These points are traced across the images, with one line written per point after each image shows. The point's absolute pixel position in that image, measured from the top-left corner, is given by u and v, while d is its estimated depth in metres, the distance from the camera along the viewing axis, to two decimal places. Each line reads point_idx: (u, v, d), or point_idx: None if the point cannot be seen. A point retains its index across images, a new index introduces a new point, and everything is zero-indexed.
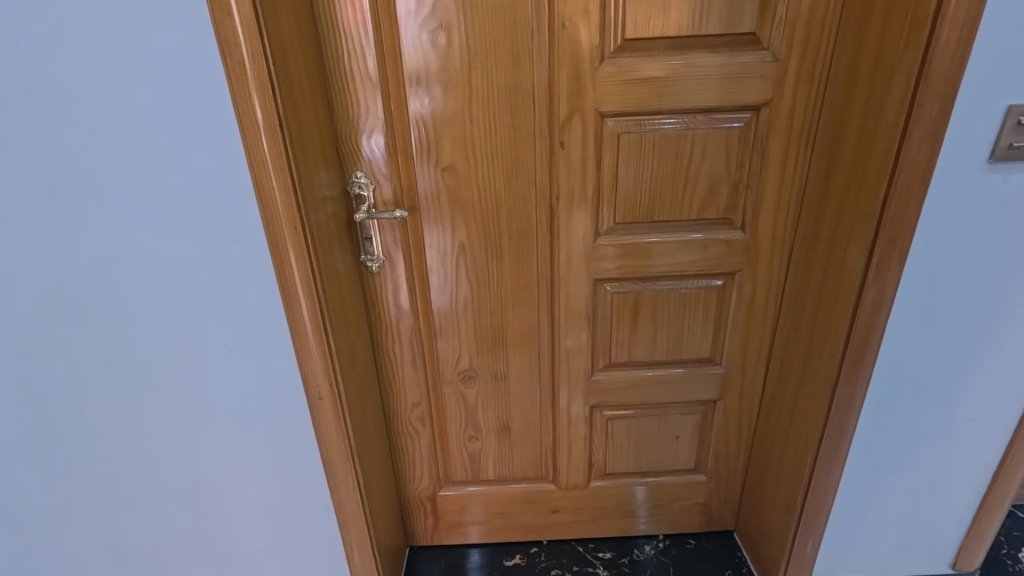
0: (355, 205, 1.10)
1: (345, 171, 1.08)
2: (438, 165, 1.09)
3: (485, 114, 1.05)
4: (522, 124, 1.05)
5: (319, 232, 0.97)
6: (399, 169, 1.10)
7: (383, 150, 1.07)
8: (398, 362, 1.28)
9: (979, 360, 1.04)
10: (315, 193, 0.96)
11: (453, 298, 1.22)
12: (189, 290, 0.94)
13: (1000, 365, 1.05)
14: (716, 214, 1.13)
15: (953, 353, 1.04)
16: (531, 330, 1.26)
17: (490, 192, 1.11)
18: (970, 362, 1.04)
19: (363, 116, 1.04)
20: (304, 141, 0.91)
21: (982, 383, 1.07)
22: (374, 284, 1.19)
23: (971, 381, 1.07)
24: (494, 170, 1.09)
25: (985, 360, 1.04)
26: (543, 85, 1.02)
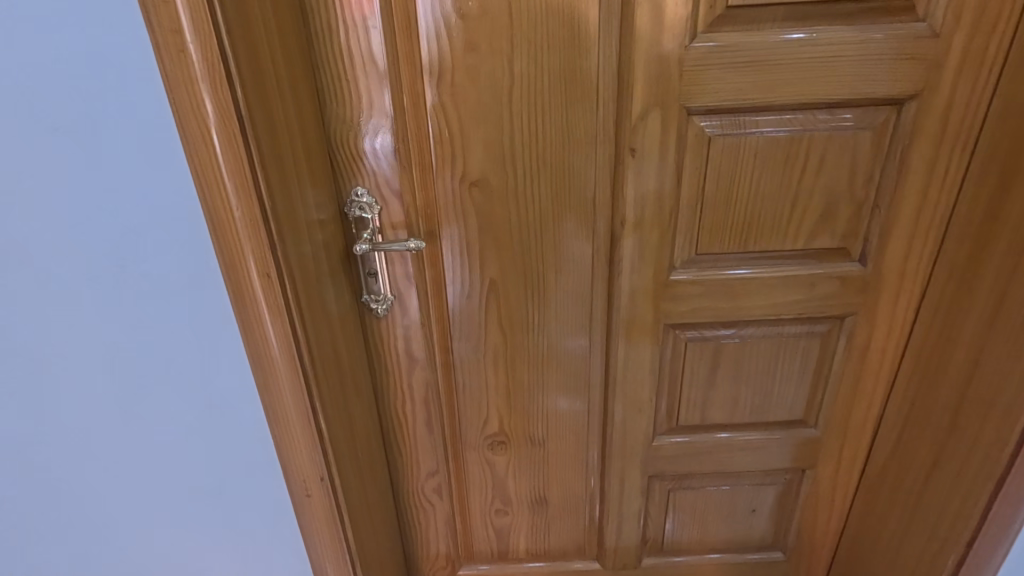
0: (356, 231, 0.83)
1: (340, 185, 0.81)
2: (464, 178, 0.82)
3: (531, 111, 0.77)
4: (582, 125, 0.78)
5: (305, 276, 0.70)
6: (411, 183, 0.82)
7: (392, 158, 0.80)
8: (409, 424, 1.01)
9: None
10: (301, 222, 0.68)
11: (480, 347, 0.95)
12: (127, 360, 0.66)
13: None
14: (831, 243, 0.86)
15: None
16: (579, 385, 0.99)
17: (533, 214, 0.84)
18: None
19: (366, 113, 0.77)
20: (285, 150, 0.64)
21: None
22: (379, 331, 0.93)
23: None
24: (539, 186, 0.82)
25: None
26: (612, 71, 0.75)
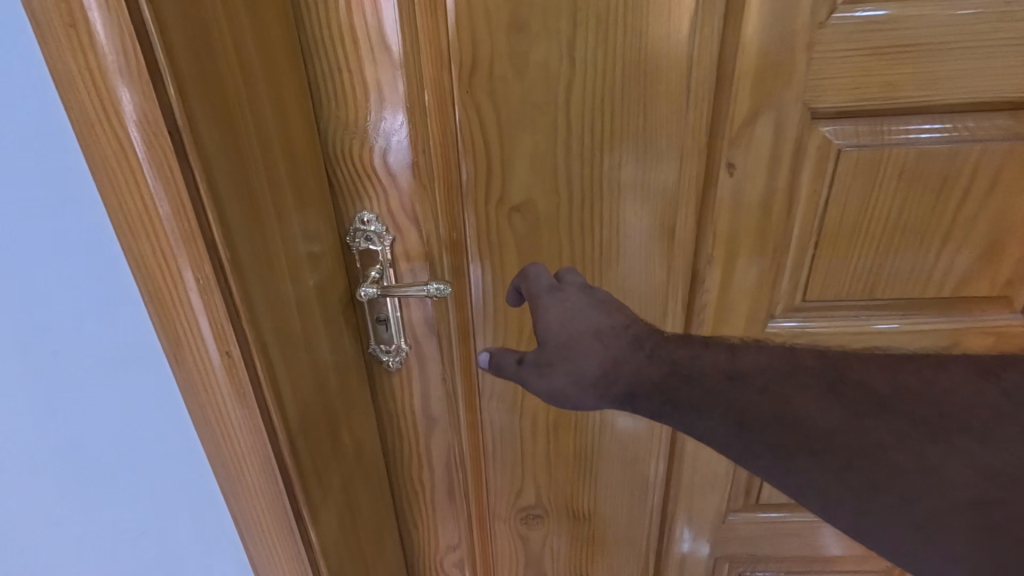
0: (360, 268, 0.64)
1: (340, 209, 0.62)
2: (503, 202, 0.62)
3: (598, 113, 0.57)
4: (666, 134, 0.57)
5: (294, 344, 0.51)
6: (434, 207, 0.62)
7: (409, 172, 0.60)
8: (425, 494, 0.83)
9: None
10: (286, 271, 0.49)
11: (515, 405, 0.78)
12: (50, 446, 0.46)
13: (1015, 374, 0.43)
14: (987, 291, 0.64)
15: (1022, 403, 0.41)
16: (636, 447, 0.81)
17: (592, 248, 0.64)
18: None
19: (375, 111, 0.57)
20: (259, 174, 0.45)
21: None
22: (390, 387, 0.74)
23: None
24: (601, 212, 0.62)
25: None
26: (712, 59, 0.54)
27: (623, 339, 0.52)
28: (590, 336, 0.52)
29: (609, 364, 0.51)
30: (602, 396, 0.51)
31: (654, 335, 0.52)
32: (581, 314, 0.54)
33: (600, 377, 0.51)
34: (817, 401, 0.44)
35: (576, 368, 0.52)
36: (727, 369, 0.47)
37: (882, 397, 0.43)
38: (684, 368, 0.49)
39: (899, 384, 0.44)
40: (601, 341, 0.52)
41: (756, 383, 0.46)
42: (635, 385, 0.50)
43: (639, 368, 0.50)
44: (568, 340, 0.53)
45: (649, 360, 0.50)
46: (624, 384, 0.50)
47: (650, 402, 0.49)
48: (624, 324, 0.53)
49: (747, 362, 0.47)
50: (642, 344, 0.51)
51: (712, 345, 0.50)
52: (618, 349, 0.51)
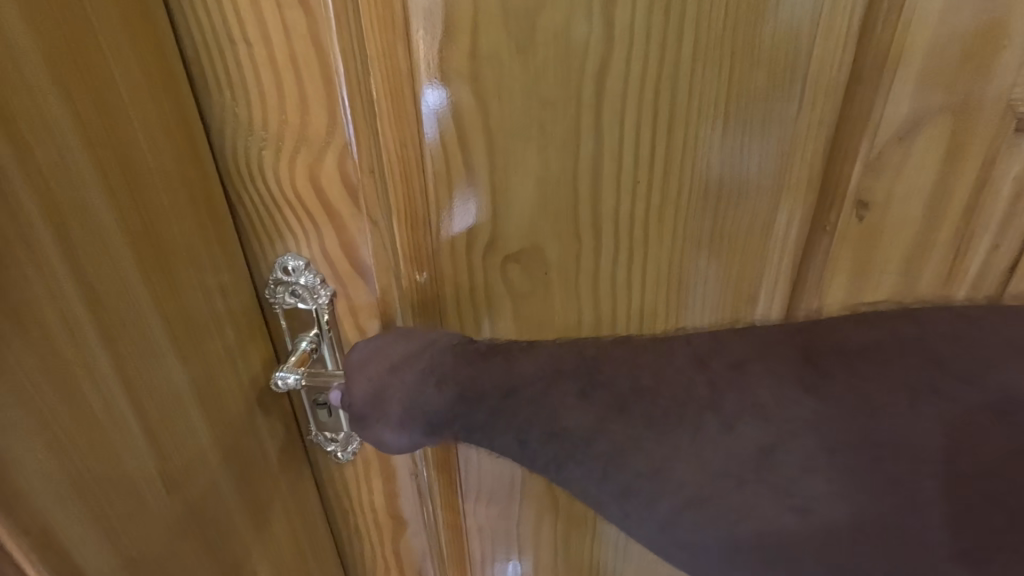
0: (286, 335, 0.44)
1: (255, 251, 0.41)
2: (495, 248, 0.40)
3: (649, 118, 0.35)
4: (755, 154, 0.35)
5: (130, 491, 0.31)
6: (393, 249, 0.40)
7: (354, 194, 0.38)
8: None
9: (837, 323, 0.34)
10: (108, 379, 0.30)
11: (510, 508, 0.58)
12: None
13: (762, 351, 0.33)
14: None
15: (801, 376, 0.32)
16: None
17: (631, 316, 0.42)
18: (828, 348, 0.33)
19: (294, 107, 0.36)
20: (20, 222, 0.25)
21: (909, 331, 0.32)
22: (340, 489, 0.54)
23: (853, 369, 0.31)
24: (646, 267, 0.40)
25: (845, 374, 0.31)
26: (850, 30, 0.32)
27: (417, 369, 0.37)
28: (389, 379, 0.38)
29: (408, 405, 0.37)
30: (411, 438, 0.38)
31: (454, 351, 0.37)
32: (386, 355, 0.39)
33: (402, 418, 0.37)
34: (572, 408, 0.33)
35: (383, 420, 0.38)
36: (504, 380, 0.35)
37: (622, 397, 0.33)
38: (470, 384, 0.35)
39: (634, 378, 0.33)
40: (400, 378, 0.38)
41: (528, 396, 0.34)
42: (434, 421, 0.37)
43: (425, 395, 0.36)
44: (368, 391, 0.38)
45: (434, 387, 0.36)
46: (423, 418, 0.37)
47: (450, 432, 0.37)
48: (428, 345, 0.38)
49: (522, 370, 0.35)
50: (436, 370, 0.37)
51: (495, 352, 0.37)
52: (410, 380, 0.37)
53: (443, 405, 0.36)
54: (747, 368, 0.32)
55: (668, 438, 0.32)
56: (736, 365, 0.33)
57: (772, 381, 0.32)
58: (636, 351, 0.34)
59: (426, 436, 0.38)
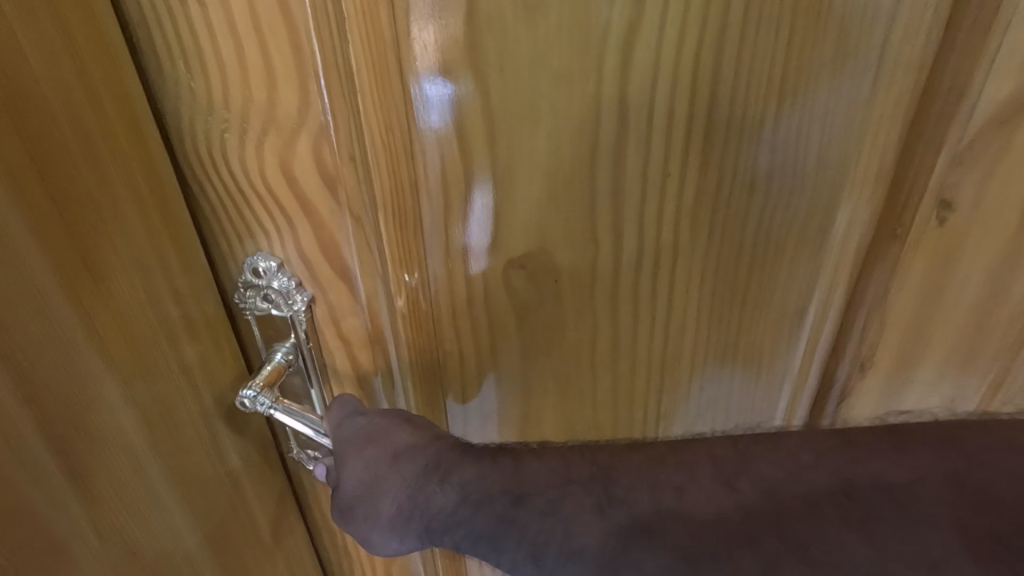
0: (261, 343, 0.38)
1: (220, 251, 0.35)
2: (496, 253, 0.34)
3: (688, 99, 0.28)
4: (812, 147, 0.29)
5: (41, 524, 0.27)
6: (383, 251, 0.34)
7: (331, 187, 0.32)
8: None
9: (867, 439, 0.28)
10: (10, 407, 0.25)
11: None
12: None
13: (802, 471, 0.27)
14: None
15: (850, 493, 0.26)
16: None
17: (652, 331, 0.36)
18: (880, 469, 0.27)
19: (258, 84, 0.30)
20: None
21: (948, 460, 0.26)
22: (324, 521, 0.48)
23: (893, 506, 0.26)
24: (673, 278, 0.34)
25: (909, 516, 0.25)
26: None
27: (419, 467, 0.32)
28: (384, 476, 0.33)
29: (405, 507, 0.32)
30: (404, 541, 0.33)
31: (462, 450, 0.32)
32: (382, 448, 0.33)
33: (399, 519, 0.33)
34: (587, 524, 0.28)
35: (373, 518, 0.33)
36: (512, 487, 0.30)
37: (642, 516, 0.28)
38: (474, 494, 0.30)
39: (653, 494, 0.28)
40: (398, 475, 0.32)
41: (540, 507, 0.29)
42: (434, 526, 0.32)
43: (426, 498, 0.32)
44: (359, 485, 0.33)
45: (442, 488, 0.31)
46: (420, 523, 0.32)
47: (446, 543, 0.31)
48: (432, 439, 0.33)
49: (534, 477, 0.30)
50: (441, 471, 0.32)
51: (506, 449, 0.32)
52: (409, 480, 0.32)
53: (442, 513, 0.31)
54: (778, 494, 0.27)
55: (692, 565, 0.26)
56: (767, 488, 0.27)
57: (815, 516, 0.26)
58: (655, 464, 0.29)
59: (420, 540, 0.33)
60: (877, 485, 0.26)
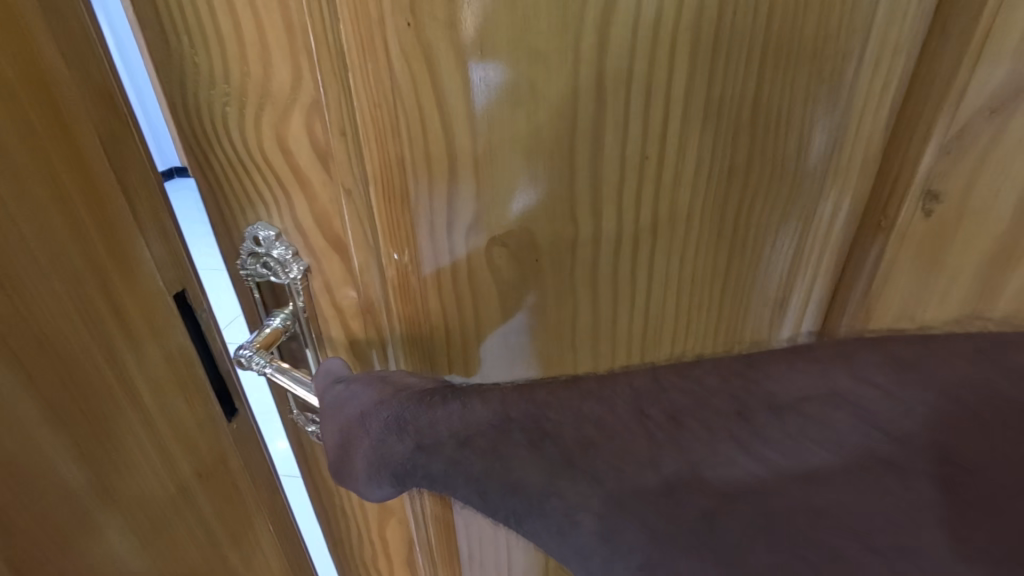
0: (263, 309, 0.40)
1: (223, 217, 0.37)
2: (479, 231, 0.35)
3: (666, 83, 0.28)
4: (793, 129, 0.29)
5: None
6: (375, 227, 0.35)
7: (325, 163, 0.34)
8: None
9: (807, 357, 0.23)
10: None
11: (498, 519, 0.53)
12: None
13: (719, 393, 0.23)
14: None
15: (788, 416, 0.22)
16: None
17: (634, 299, 0.36)
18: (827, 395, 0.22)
19: (256, 67, 0.32)
20: None
21: (841, 378, 0.22)
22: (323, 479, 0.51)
23: (784, 426, 0.22)
24: (654, 246, 0.34)
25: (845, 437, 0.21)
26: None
27: (382, 415, 0.32)
28: (356, 427, 0.34)
29: (375, 453, 0.32)
30: (383, 489, 0.34)
31: (418, 394, 0.32)
32: (354, 403, 0.35)
33: (369, 474, 0.33)
34: (522, 462, 0.26)
35: (351, 473, 0.36)
36: (460, 432, 0.28)
37: (568, 454, 0.25)
38: (427, 439, 0.30)
39: (580, 425, 0.25)
40: (365, 425, 0.33)
41: (481, 446, 0.27)
42: (399, 472, 0.31)
43: (387, 447, 0.31)
44: (338, 439, 0.36)
45: (394, 445, 0.31)
46: (388, 469, 0.32)
47: (412, 487, 0.31)
48: (399, 390, 0.34)
49: (475, 418, 0.28)
50: (401, 418, 0.31)
51: (457, 390, 0.30)
52: (374, 429, 0.32)
53: (402, 458, 0.30)
54: (683, 422, 0.23)
55: (618, 501, 0.23)
56: (675, 411, 0.24)
57: (708, 441, 0.23)
58: (583, 396, 0.26)
59: (394, 487, 0.33)
60: (770, 405, 0.22)
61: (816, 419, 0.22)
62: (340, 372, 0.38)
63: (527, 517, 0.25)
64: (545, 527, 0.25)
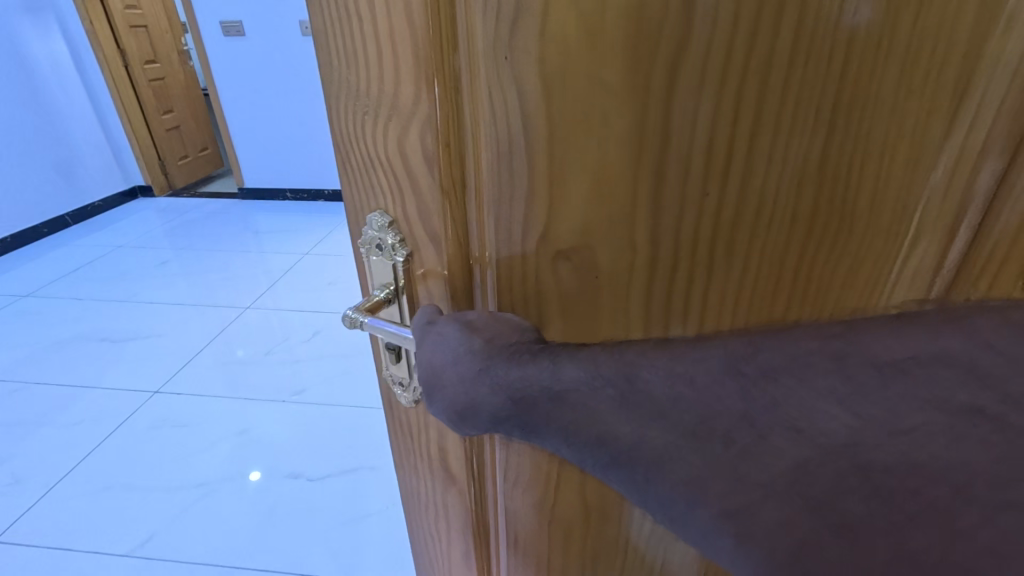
0: (370, 278, 0.48)
1: (350, 193, 0.46)
2: (547, 240, 0.37)
3: (748, 93, 0.28)
4: (871, 174, 0.30)
5: None
6: (465, 224, 0.41)
7: (432, 172, 0.38)
8: (433, 546, 0.68)
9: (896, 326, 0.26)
10: None
11: (532, 515, 0.54)
12: None
13: (805, 359, 0.26)
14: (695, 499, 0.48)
15: (882, 375, 0.25)
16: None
17: (684, 317, 0.37)
18: (924, 356, 0.24)
19: (385, 92, 0.37)
20: None
21: (952, 341, 0.24)
22: (402, 427, 0.59)
23: (885, 381, 0.25)
24: (712, 270, 0.34)
25: (925, 385, 0.24)
26: (1006, 66, 0.26)
27: (473, 363, 0.35)
28: (448, 369, 0.36)
29: (466, 398, 0.35)
30: (468, 429, 0.37)
31: (509, 352, 0.34)
32: (444, 347, 0.37)
33: (459, 415, 0.36)
34: (614, 416, 0.29)
35: (438, 409, 0.38)
36: (548, 386, 0.31)
37: (662, 410, 0.28)
38: (518, 392, 0.33)
39: (672, 386, 0.28)
40: (457, 367, 0.36)
41: (573, 403, 0.30)
42: (488, 419, 0.35)
43: (479, 397, 0.34)
44: (429, 376, 0.38)
45: (489, 389, 0.34)
46: (476, 417, 0.35)
47: (506, 430, 0.34)
48: (490, 339, 0.36)
49: (566, 375, 0.31)
50: (490, 370, 0.34)
51: (546, 352, 0.33)
52: (467, 377, 0.35)
53: (497, 407, 0.33)
54: (781, 379, 0.27)
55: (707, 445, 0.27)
56: (768, 370, 0.27)
57: (800, 390, 0.26)
58: (675, 359, 0.29)
59: (482, 430, 0.36)
60: (873, 363, 0.25)
61: (914, 377, 0.24)
62: (431, 316, 0.41)
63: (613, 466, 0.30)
64: (632, 476, 0.29)
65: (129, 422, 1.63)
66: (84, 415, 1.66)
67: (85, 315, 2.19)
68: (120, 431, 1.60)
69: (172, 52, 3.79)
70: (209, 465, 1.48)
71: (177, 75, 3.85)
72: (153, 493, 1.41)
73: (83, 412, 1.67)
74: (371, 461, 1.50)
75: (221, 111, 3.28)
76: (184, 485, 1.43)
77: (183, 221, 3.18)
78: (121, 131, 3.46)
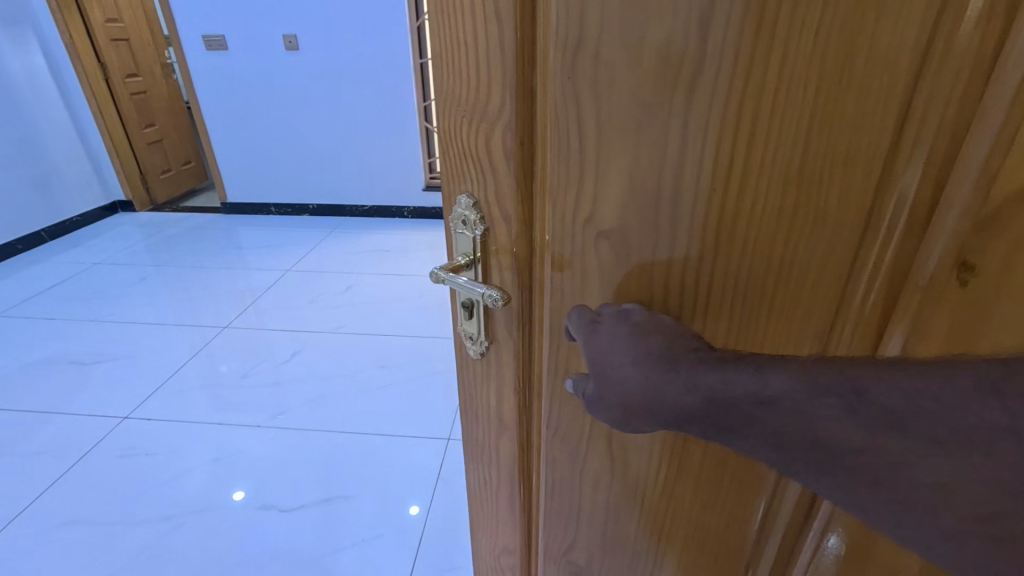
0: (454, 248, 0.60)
1: (447, 186, 0.58)
2: (592, 223, 0.47)
3: (745, 115, 0.37)
4: (838, 183, 0.37)
5: None
6: (530, 211, 0.52)
7: (511, 167, 0.50)
8: (483, 488, 0.79)
9: None
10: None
11: (563, 466, 0.63)
12: None
13: None
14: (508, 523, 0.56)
15: None
16: (741, 550, 0.60)
17: (705, 296, 0.44)
18: None
19: (476, 109, 0.50)
20: None
21: None
22: (467, 382, 0.71)
23: None
24: (719, 258, 0.42)
25: None
26: (938, 99, 0.34)
27: (656, 365, 0.41)
28: (624, 367, 0.42)
29: (649, 398, 0.41)
30: (643, 424, 0.43)
31: (696, 358, 0.39)
32: (617, 345, 0.43)
33: (634, 409, 0.42)
34: (837, 421, 0.32)
35: (604, 407, 0.44)
36: (758, 393, 0.35)
37: (893, 414, 0.31)
38: (720, 395, 0.37)
39: (909, 398, 0.31)
40: (640, 367, 0.41)
41: (786, 408, 0.34)
42: (671, 416, 0.40)
43: (671, 399, 0.39)
44: (598, 371, 0.44)
45: (680, 389, 0.39)
46: (654, 412, 0.41)
47: (694, 429, 0.39)
48: (665, 341, 0.42)
49: (778, 382, 0.34)
50: (677, 371, 0.40)
51: (744, 361, 0.37)
52: (652, 382, 0.41)
53: (690, 406, 0.38)
54: None
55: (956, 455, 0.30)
56: None
57: None
58: (909, 375, 0.31)
59: (660, 426, 0.42)
60: None
61: None
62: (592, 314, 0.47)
63: (834, 470, 0.33)
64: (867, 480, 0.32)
65: (91, 454, 1.74)
66: (45, 444, 1.78)
67: (72, 335, 2.39)
68: (89, 459, 1.72)
69: (154, 67, 4.27)
70: (170, 498, 1.58)
71: (159, 89, 4.34)
72: (116, 528, 1.50)
73: (44, 440, 1.79)
74: (344, 493, 1.60)
75: (204, 125, 3.62)
76: (149, 520, 1.52)
77: (161, 237, 3.53)
78: (99, 142, 3.82)
